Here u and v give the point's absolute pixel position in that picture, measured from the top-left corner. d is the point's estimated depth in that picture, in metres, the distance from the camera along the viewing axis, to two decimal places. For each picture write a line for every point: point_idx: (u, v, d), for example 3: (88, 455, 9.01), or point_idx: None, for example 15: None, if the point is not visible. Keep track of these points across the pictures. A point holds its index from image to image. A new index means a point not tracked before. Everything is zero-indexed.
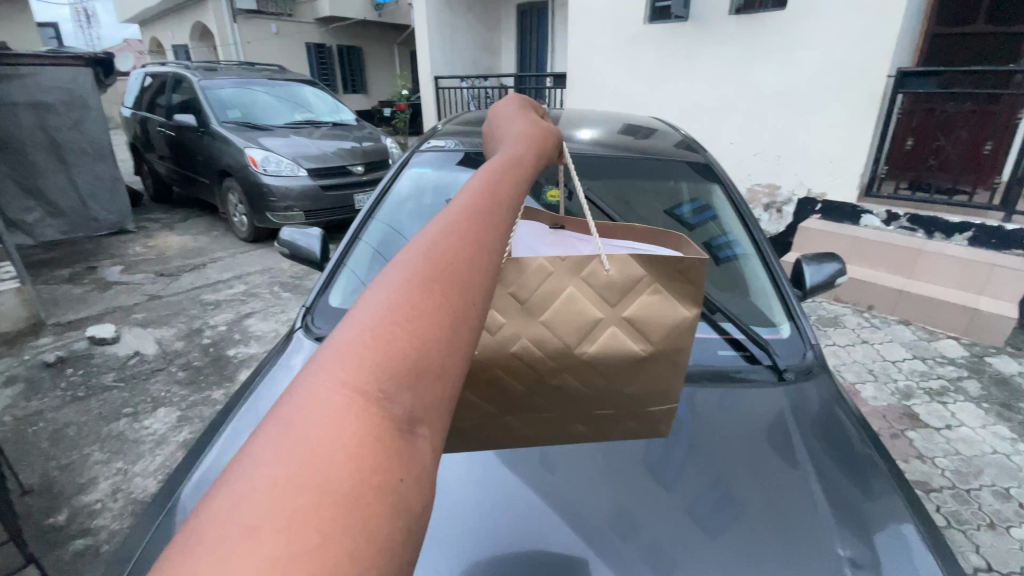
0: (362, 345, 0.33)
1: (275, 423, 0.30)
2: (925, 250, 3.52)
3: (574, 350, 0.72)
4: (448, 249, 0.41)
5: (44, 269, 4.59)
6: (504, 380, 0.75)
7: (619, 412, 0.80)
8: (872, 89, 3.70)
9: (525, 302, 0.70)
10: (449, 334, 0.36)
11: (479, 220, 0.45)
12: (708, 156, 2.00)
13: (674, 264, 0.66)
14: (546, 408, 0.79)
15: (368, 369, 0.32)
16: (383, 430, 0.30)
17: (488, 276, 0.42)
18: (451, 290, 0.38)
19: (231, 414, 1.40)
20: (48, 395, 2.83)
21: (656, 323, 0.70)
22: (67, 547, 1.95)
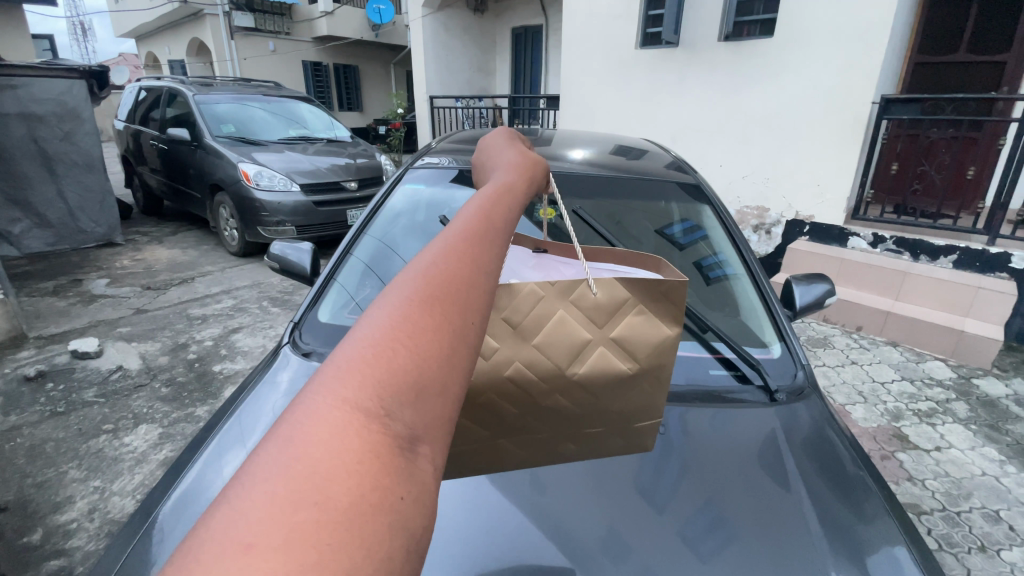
0: (361, 362, 0.33)
1: (273, 441, 0.29)
2: (911, 272, 3.57)
3: (565, 371, 0.68)
4: (446, 270, 0.40)
5: (28, 281, 4.51)
6: (495, 406, 0.70)
7: (608, 430, 0.76)
8: (858, 115, 3.78)
9: (517, 326, 0.66)
10: (449, 353, 0.36)
11: (479, 239, 0.45)
12: (698, 177, 2.03)
13: (656, 285, 0.64)
14: (539, 431, 0.75)
15: (368, 385, 0.31)
16: (383, 446, 0.30)
17: (486, 296, 0.42)
18: (452, 308, 0.38)
19: (213, 432, 1.36)
20: (27, 410, 2.75)
21: (643, 342, 0.67)
22: (40, 568, 1.87)
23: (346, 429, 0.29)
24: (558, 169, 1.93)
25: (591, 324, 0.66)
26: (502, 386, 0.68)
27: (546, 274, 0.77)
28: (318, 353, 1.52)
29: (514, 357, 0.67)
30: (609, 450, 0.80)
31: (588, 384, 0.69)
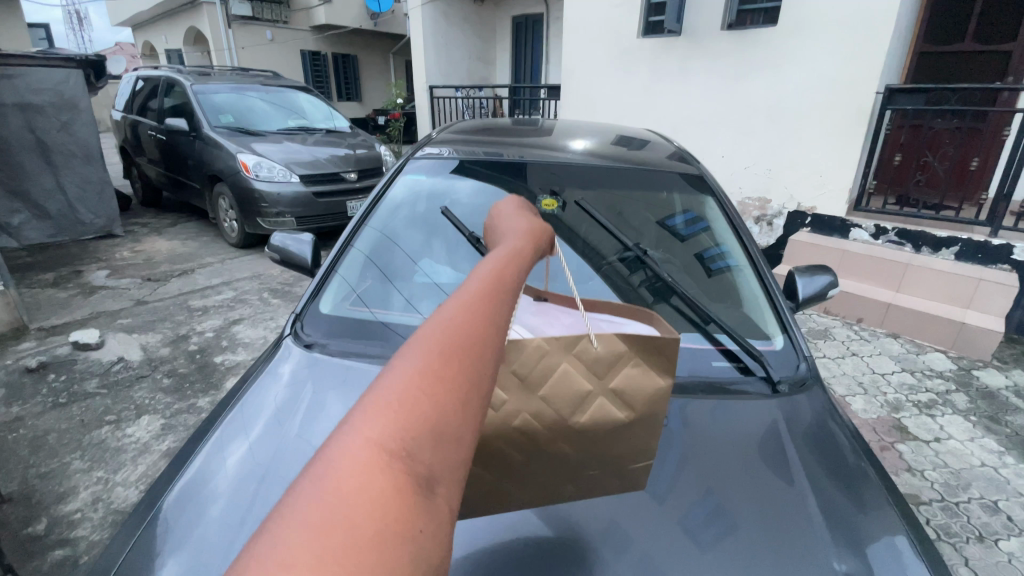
0: (386, 405, 0.33)
1: (299, 483, 0.29)
2: (913, 263, 3.56)
3: (568, 420, 0.73)
4: (468, 313, 0.41)
5: (28, 273, 4.50)
6: (501, 453, 0.72)
7: (608, 475, 0.79)
8: (861, 105, 3.75)
9: (526, 378, 0.70)
10: (468, 400, 0.36)
11: (495, 285, 0.45)
12: (700, 167, 2.02)
13: (650, 340, 0.70)
14: (541, 478, 0.77)
15: (394, 423, 0.31)
16: (404, 482, 0.29)
17: (503, 341, 0.42)
18: (471, 353, 0.38)
19: (215, 423, 1.36)
20: (29, 401, 2.76)
21: (639, 391, 0.73)
22: (45, 558, 1.89)
23: (368, 468, 0.28)
24: (559, 159, 1.91)
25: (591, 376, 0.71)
26: (511, 435, 0.71)
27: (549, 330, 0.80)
28: (319, 345, 1.52)
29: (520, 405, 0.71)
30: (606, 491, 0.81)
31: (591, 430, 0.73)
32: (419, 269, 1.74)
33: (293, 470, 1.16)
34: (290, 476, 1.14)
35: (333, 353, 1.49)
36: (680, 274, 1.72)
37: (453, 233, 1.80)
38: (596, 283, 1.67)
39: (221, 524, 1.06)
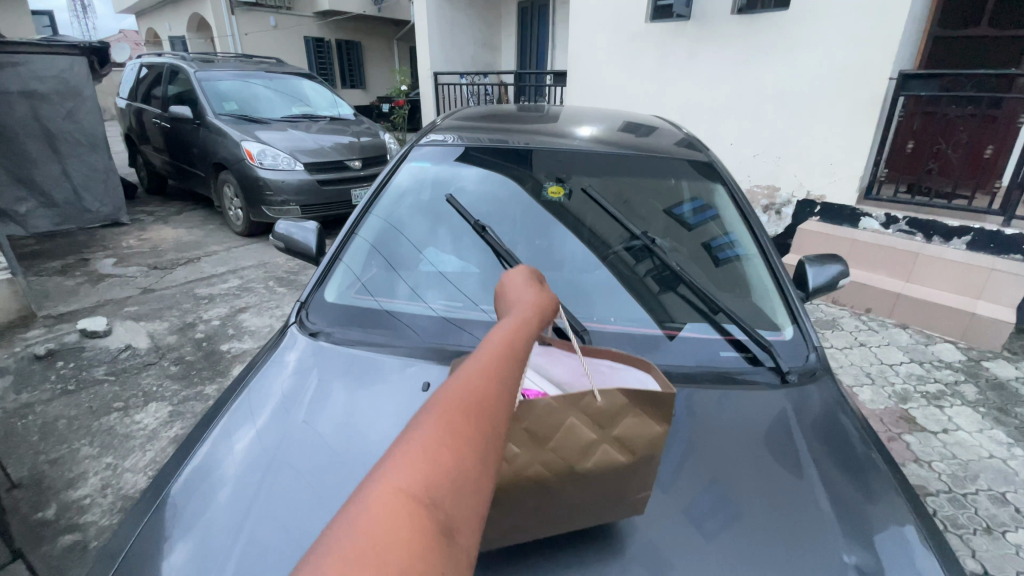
0: (412, 461, 0.40)
1: (340, 526, 0.36)
2: (923, 252, 3.53)
3: (576, 463, 0.80)
4: (481, 379, 0.48)
5: (36, 261, 4.52)
6: (513, 494, 0.82)
7: (608, 501, 0.89)
8: (874, 91, 3.68)
9: (537, 435, 0.76)
10: (479, 457, 0.43)
11: (507, 350, 0.52)
12: (709, 154, 1.98)
13: (648, 395, 0.76)
14: (551, 508, 0.86)
15: (420, 478, 0.38)
16: (428, 528, 0.36)
17: (510, 404, 0.49)
18: (483, 416, 0.45)
19: (222, 409, 1.36)
20: (39, 387, 2.79)
21: (638, 435, 0.80)
22: (56, 542, 1.91)
23: (398, 515, 0.35)
24: (566, 146, 1.89)
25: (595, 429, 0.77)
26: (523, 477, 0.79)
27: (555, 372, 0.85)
28: (325, 333, 1.51)
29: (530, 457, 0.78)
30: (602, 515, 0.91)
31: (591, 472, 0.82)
32: (424, 257, 1.73)
33: (299, 458, 1.16)
34: (296, 463, 1.14)
35: (339, 341, 1.48)
36: (688, 263, 1.70)
37: (459, 221, 1.78)
38: (603, 273, 1.66)
39: (228, 511, 1.06)
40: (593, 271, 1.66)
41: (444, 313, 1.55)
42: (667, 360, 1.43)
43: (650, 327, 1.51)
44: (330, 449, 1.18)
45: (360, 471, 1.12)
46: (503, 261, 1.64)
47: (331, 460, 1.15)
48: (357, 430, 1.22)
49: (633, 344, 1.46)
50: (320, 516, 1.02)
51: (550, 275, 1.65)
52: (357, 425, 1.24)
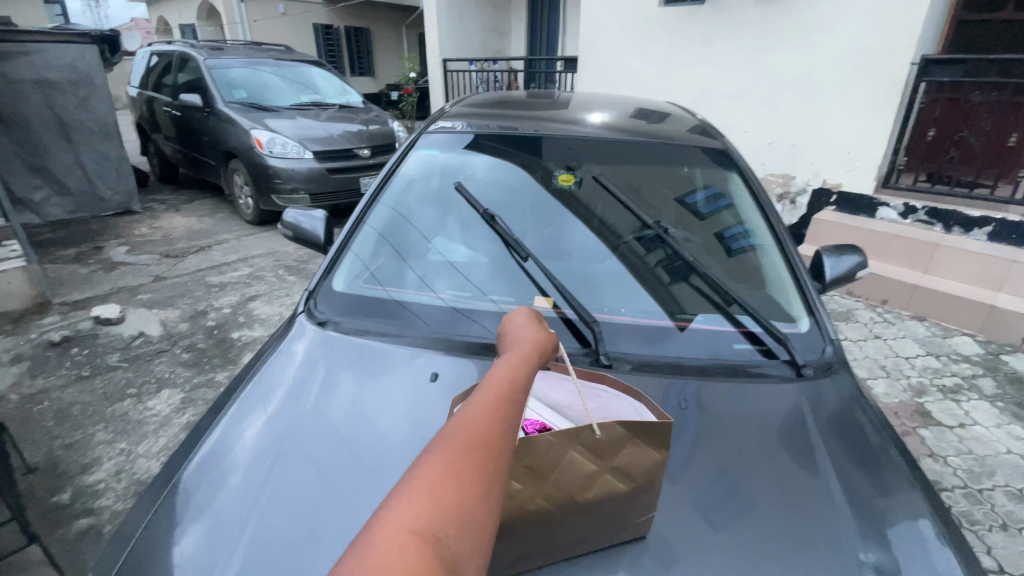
0: (419, 500, 0.50)
1: (361, 551, 0.47)
2: (942, 244, 3.46)
3: (579, 493, 0.84)
4: (481, 425, 0.58)
5: (50, 248, 4.58)
6: (521, 529, 0.85)
7: (614, 529, 0.92)
8: (894, 77, 3.57)
9: (539, 469, 0.80)
10: (480, 495, 0.52)
11: (505, 400, 0.61)
12: (724, 141, 1.94)
13: (643, 426, 0.80)
14: (558, 539, 0.89)
15: (425, 517, 0.48)
16: (430, 560, 0.46)
17: (509, 446, 0.58)
18: (483, 458, 0.55)
19: (231, 397, 1.36)
20: (54, 374, 2.83)
21: (636, 463, 0.84)
22: (71, 527, 1.95)
23: (405, 551, 0.46)
24: (576, 133, 1.85)
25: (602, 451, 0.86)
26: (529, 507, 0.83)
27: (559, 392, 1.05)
28: (333, 323, 1.50)
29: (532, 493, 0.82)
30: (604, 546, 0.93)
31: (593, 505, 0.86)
32: (433, 247, 1.71)
33: (307, 446, 1.15)
34: (304, 452, 1.14)
35: (347, 330, 1.48)
36: (702, 254, 1.66)
37: (467, 210, 1.75)
38: (614, 263, 1.63)
39: (238, 498, 1.06)
40: (604, 262, 1.64)
41: (452, 304, 1.54)
42: (678, 353, 1.40)
43: (661, 318, 1.48)
44: (338, 439, 1.17)
45: (368, 461, 1.11)
46: (513, 250, 1.61)
47: (340, 449, 1.15)
48: (365, 420, 1.22)
49: (646, 336, 1.43)
50: (329, 505, 1.02)
51: (561, 265, 1.62)
52: (365, 415, 1.23)
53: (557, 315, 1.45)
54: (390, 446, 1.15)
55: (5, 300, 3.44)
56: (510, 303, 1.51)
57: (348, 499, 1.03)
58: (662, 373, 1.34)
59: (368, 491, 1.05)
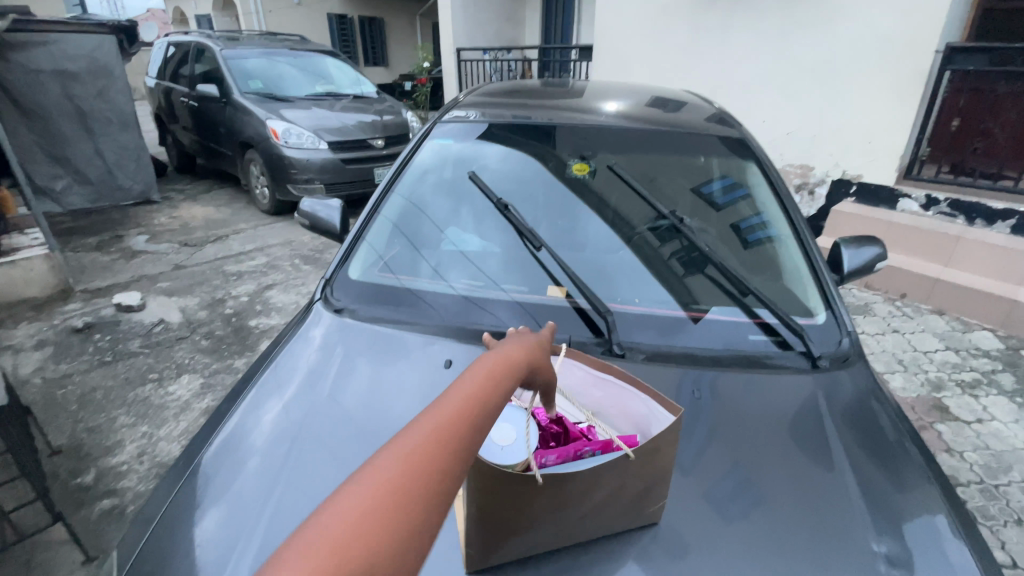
0: (336, 526, 0.42)
1: None
2: (965, 237, 3.39)
3: (597, 489, 0.82)
4: (429, 447, 0.50)
5: (73, 237, 4.68)
6: (535, 522, 0.82)
7: (625, 516, 0.92)
8: (918, 65, 3.48)
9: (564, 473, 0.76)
10: (411, 526, 0.45)
11: (468, 415, 0.54)
12: (742, 130, 1.91)
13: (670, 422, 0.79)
14: (573, 528, 0.88)
15: (337, 550, 0.41)
16: None
17: (458, 469, 0.51)
18: (423, 483, 0.48)
19: (249, 384, 1.39)
20: (77, 358, 2.91)
21: (653, 455, 0.84)
22: (95, 507, 2.01)
23: None
24: (592, 122, 1.84)
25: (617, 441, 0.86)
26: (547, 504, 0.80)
27: (575, 383, 1.06)
28: (349, 311, 1.52)
29: (548, 501, 0.80)
30: (612, 533, 0.95)
31: (606, 502, 0.86)
32: (447, 237, 1.72)
33: (324, 432, 1.18)
34: (320, 437, 1.16)
35: (362, 318, 1.49)
36: (717, 245, 1.65)
37: (482, 200, 1.75)
38: (628, 254, 1.62)
39: (256, 481, 1.09)
40: (617, 252, 1.63)
41: (466, 293, 1.55)
42: (692, 343, 1.40)
43: (674, 308, 1.48)
44: (353, 425, 1.19)
45: None
46: (526, 240, 1.62)
47: (356, 435, 1.17)
48: (381, 407, 1.24)
49: (660, 327, 1.43)
50: None
51: (574, 256, 1.62)
52: (380, 403, 1.25)
53: (571, 305, 1.46)
54: None
55: (30, 288, 3.53)
56: (523, 293, 1.52)
57: None
58: (675, 363, 1.34)
59: None
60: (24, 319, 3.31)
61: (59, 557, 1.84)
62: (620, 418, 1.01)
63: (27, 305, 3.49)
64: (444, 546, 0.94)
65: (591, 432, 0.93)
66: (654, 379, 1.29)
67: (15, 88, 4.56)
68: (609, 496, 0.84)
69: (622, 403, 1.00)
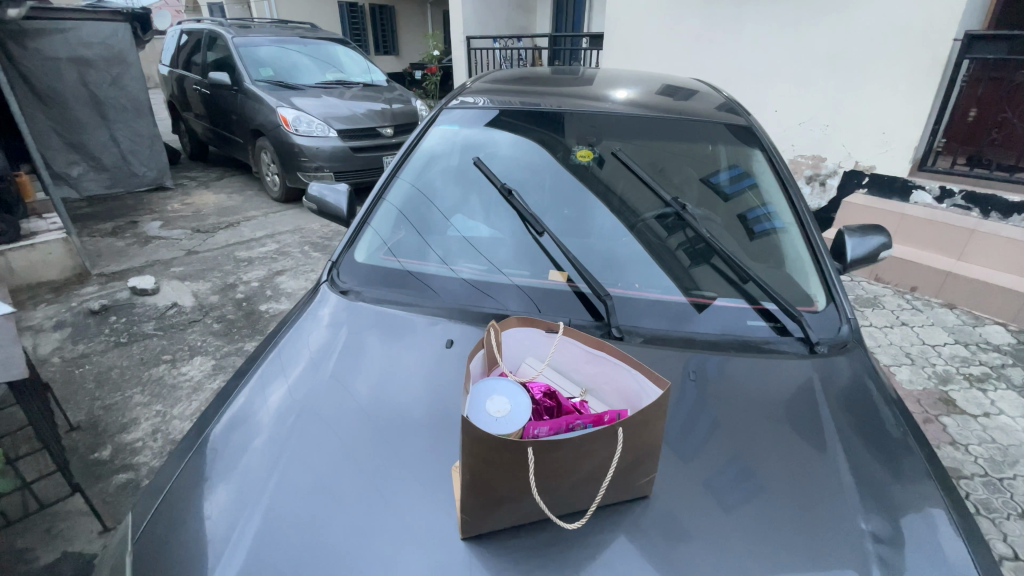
0: None
1: None
2: (980, 229, 3.34)
3: (588, 461, 0.85)
4: None
5: (88, 222, 4.77)
6: (528, 491, 0.86)
7: (619, 488, 0.95)
8: (935, 55, 3.41)
9: (551, 443, 0.79)
10: None
11: None
12: (750, 119, 1.91)
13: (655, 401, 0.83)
14: (569, 500, 0.91)
15: None
16: None
17: None
18: None
19: (257, 362, 1.42)
20: (94, 339, 2.98)
21: (641, 430, 0.87)
22: (111, 480, 2.08)
23: None
24: (598, 110, 1.85)
25: (607, 415, 0.88)
26: (538, 473, 0.83)
27: (571, 359, 1.09)
28: (354, 293, 1.56)
29: (537, 471, 0.83)
30: (605, 503, 0.99)
31: (596, 475, 0.88)
32: (452, 224, 1.74)
33: (328, 410, 1.21)
34: (325, 415, 1.20)
35: (368, 300, 1.53)
36: (720, 233, 1.65)
37: (487, 186, 1.77)
38: (631, 241, 1.63)
39: (263, 455, 1.12)
40: (620, 240, 1.64)
41: (469, 278, 1.57)
42: (691, 328, 1.42)
43: (675, 295, 1.49)
44: (357, 403, 1.23)
45: (384, 425, 1.17)
46: (529, 226, 1.63)
47: (359, 414, 1.20)
48: (384, 386, 1.27)
49: (662, 312, 1.45)
50: (348, 466, 1.08)
51: (578, 243, 1.63)
52: (383, 382, 1.28)
53: (571, 289, 1.48)
54: (406, 413, 1.20)
55: (47, 271, 3.62)
56: (527, 278, 1.54)
57: (366, 460, 1.09)
58: (673, 346, 1.36)
59: (385, 453, 1.10)
60: (43, 301, 3.40)
61: (77, 527, 1.91)
62: (613, 394, 1.03)
63: (45, 287, 3.58)
64: (442, 518, 0.98)
65: (583, 406, 0.97)
66: (653, 361, 1.32)
67: (32, 74, 4.63)
68: (599, 468, 0.87)
69: (615, 379, 1.03)
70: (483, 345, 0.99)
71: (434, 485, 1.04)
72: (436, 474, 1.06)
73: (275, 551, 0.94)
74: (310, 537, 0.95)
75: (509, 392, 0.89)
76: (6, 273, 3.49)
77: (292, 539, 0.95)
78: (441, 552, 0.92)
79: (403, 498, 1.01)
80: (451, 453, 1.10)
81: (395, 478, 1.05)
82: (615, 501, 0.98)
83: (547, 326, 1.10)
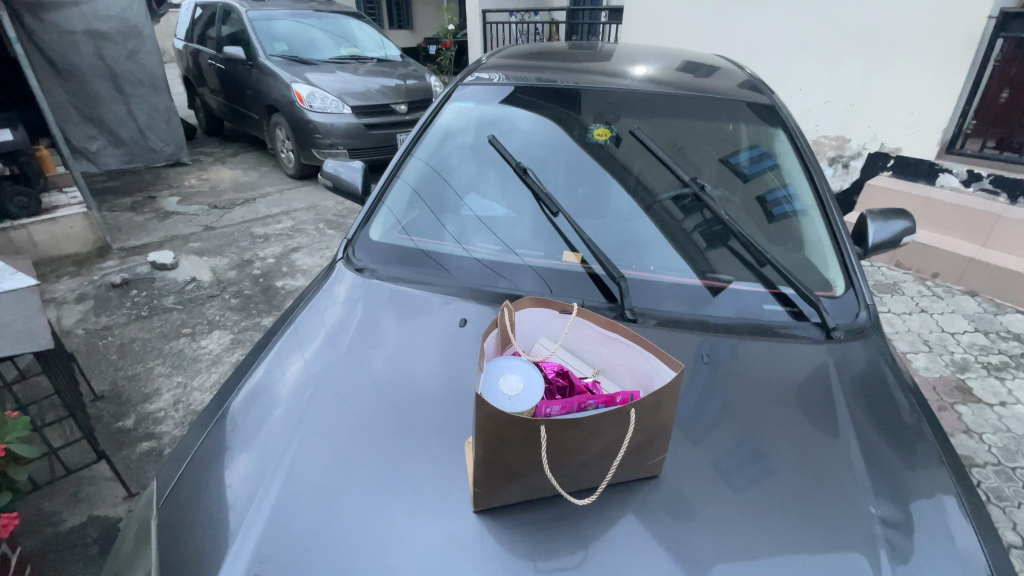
0: None
1: None
2: (1005, 216, 3.25)
3: (598, 442, 0.86)
4: None
5: (108, 197, 4.85)
6: (538, 466, 0.87)
7: (630, 465, 0.96)
8: (968, 33, 3.27)
9: (561, 422, 0.80)
10: None
11: None
12: (773, 96, 1.85)
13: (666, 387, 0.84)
14: (579, 475, 0.92)
15: None
16: None
17: None
18: None
19: (275, 337, 1.45)
20: (115, 312, 3.05)
21: (651, 412, 0.88)
22: (135, 448, 2.16)
23: None
24: (617, 87, 1.81)
25: (619, 396, 0.89)
26: (548, 449, 0.84)
27: (585, 341, 1.09)
28: (370, 270, 1.57)
29: (549, 448, 0.84)
30: (617, 481, 1.00)
31: (605, 454, 0.89)
32: (466, 204, 1.73)
33: (343, 385, 1.23)
34: (341, 390, 1.22)
35: (382, 278, 1.54)
36: (738, 215, 1.63)
37: (501, 164, 1.76)
38: (646, 223, 1.61)
39: (281, 428, 1.15)
40: (636, 221, 1.62)
41: (484, 257, 1.57)
42: (707, 311, 1.41)
43: (690, 278, 1.48)
44: (373, 379, 1.25)
45: (398, 400, 1.19)
46: (543, 206, 1.62)
47: (372, 390, 1.22)
48: (398, 363, 1.29)
49: (679, 295, 1.44)
50: (363, 439, 1.10)
51: (593, 223, 1.61)
52: (399, 358, 1.30)
53: (584, 270, 1.47)
54: (419, 390, 1.22)
55: (70, 244, 3.69)
56: (540, 259, 1.53)
57: (381, 433, 1.11)
58: (687, 329, 1.36)
59: (398, 429, 1.12)
60: (66, 274, 3.49)
61: (103, 492, 1.99)
62: (624, 374, 1.04)
63: (68, 260, 3.67)
64: (455, 490, 1.00)
65: (594, 387, 0.98)
66: (665, 343, 1.32)
67: (50, 48, 4.65)
68: (608, 448, 0.88)
69: (626, 360, 1.03)
70: (497, 325, 1.00)
71: (447, 461, 1.06)
72: (448, 449, 1.08)
73: (291, 519, 0.97)
74: (327, 506, 0.98)
75: (522, 370, 0.90)
76: (30, 246, 3.58)
77: (309, 507, 0.98)
78: (453, 523, 0.95)
79: (415, 471, 1.04)
80: (463, 428, 1.12)
81: (409, 452, 1.07)
82: (626, 477, 0.99)
83: (560, 307, 1.11)
